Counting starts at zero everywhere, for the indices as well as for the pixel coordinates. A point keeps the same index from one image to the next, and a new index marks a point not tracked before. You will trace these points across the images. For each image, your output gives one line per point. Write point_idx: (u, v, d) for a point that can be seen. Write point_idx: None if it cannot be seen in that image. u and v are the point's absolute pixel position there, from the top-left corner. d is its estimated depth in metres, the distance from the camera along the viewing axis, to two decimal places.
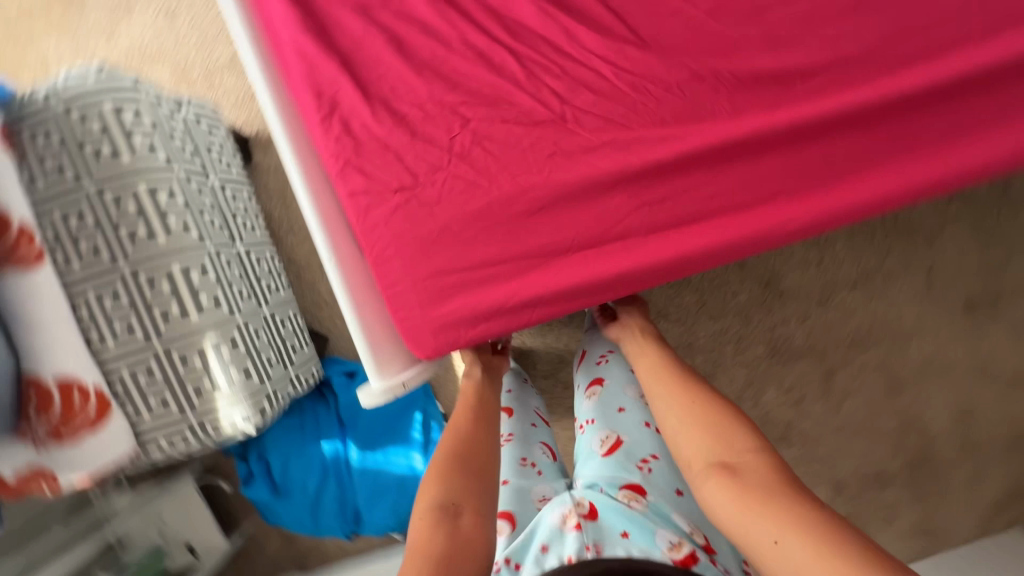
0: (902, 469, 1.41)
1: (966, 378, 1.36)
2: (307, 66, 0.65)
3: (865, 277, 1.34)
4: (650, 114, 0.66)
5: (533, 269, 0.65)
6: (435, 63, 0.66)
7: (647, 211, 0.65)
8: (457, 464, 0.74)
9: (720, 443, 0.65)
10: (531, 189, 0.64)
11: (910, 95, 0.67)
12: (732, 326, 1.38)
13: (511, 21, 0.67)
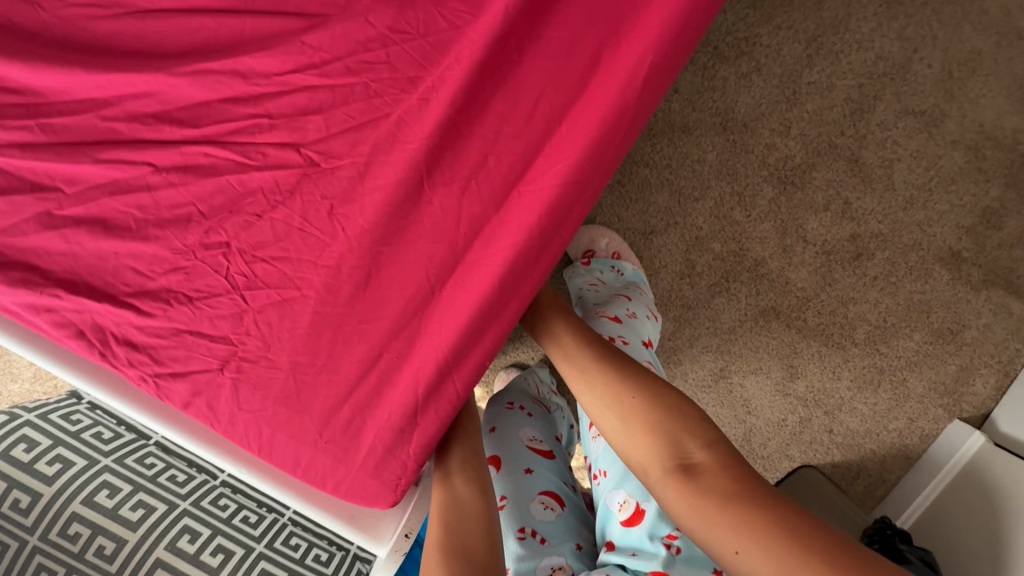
0: (1009, 192, 1.15)
1: (1002, 54, 1.10)
2: (101, 305, 0.63)
3: (814, 41, 1.11)
4: (436, 93, 0.57)
5: (441, 318, 0.58)
6: (240, 205, 0.62)
7: (502, 179, 0.56)
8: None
9: (665, 441, 0.58)
10: (399, 242, 0.59)
11: None
12: (724, 188, 1.17)
13: (231, 108, 0.61)
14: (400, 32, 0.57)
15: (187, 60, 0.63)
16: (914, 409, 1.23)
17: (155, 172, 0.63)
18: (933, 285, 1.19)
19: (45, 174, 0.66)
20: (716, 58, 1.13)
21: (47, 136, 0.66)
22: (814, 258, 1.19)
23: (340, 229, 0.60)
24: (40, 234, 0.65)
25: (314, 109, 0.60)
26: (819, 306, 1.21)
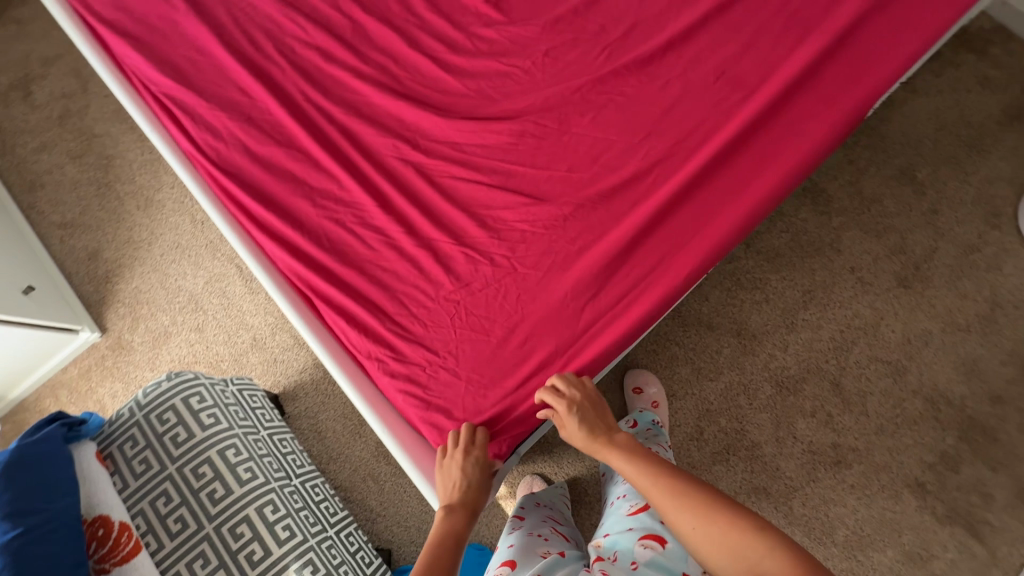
0: (962, 444, 1.44)
1: (949, 339, 1.50)
2: (365, 304, 0.90)
3: (808, 293, 1.57)
4: (559, 241, 0.89)
5: (538, 377, 0.85)
6: (458, 273, 0.90)
7: (591, 300, 0.86)
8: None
9: (734, 545, 0.59)
10: (514, 321, 0.86)
11: (722, 151, 0.89)
12: (734, 377, 1.53)
13: (482, 224, 0.91)
14: (548, 201, 0.91)
15: (450, 188, 0.94)
16: None
17: (420, 244, 0.92)
18: (904, 506, 1.41)
19: (293, 224, 0.95)
20: (737, 286, 1.59)
21: (348, 200, 0.96)
22: (802, 453, 1.46)
23: (465, 300, 0.88)
24: (343, 256, 0.93)
25: (516, 234, 0.90)
26: (803, 498, 1.43)
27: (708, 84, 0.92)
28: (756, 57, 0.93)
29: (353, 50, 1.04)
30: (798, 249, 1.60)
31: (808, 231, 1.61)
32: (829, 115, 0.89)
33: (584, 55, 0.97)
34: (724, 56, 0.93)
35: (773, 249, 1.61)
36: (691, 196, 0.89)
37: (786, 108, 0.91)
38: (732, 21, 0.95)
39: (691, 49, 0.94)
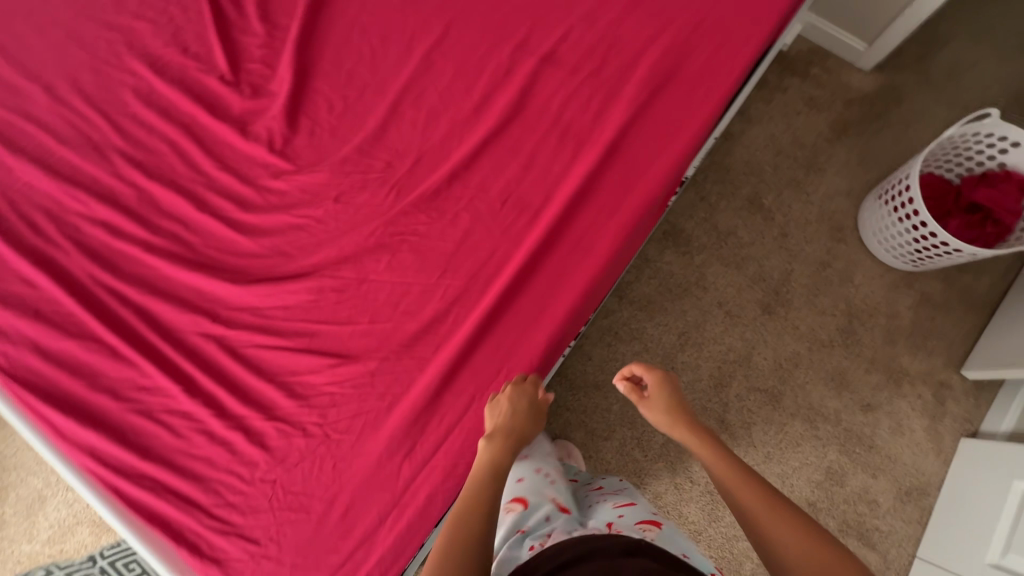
0: (842, 456, 1.51)
1: (816, 357, 1.58)
2: (178, 501, 0.86)
3: (684, 335, 1.62)
4: (369, 399, 0.87)
5: (365, 548, 0.82)
6: (271, 450, 0.87)
7: (408, 455, 0.85)
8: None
9: (766, 501, 0.74)
10: (335, 491, 0.84)
11: (515, 279, 0.90)
12: (627, 432, 1.55)
13: (290, 395, 0.88)
14: (354, 358, 0.89)
15: (254, 359, 0.91)
16: None
17: (229, 427, 0.88)
18: None
19: (95, 426, 0.90)
20: (617, 339, 1.62)
21: (152, 389, 0.92)
22: (701, 496, 1.50)
23: (282, 478, 0.85)
24: (153, 451, 0.89)
25: (326, 400, 0.88)
26: (709, 539, 1.47)
27: (494, 211, 0.93)
28: (535, 177, 0.94)
29: (141, 221, 0.99)
30: (668, 293, 1.65)
31: (674, 273, 1.67)
32: (610, 225, 0.91)
33: (373, 198, 0.96)
34: (506, 182, 0.94)
35: (645, 297, 1.65)
36: (492, 330, 0.89)
37: (571, 224, 0.92)
38: (509, 146, 0.96)
39: (474, 179, 0.95)
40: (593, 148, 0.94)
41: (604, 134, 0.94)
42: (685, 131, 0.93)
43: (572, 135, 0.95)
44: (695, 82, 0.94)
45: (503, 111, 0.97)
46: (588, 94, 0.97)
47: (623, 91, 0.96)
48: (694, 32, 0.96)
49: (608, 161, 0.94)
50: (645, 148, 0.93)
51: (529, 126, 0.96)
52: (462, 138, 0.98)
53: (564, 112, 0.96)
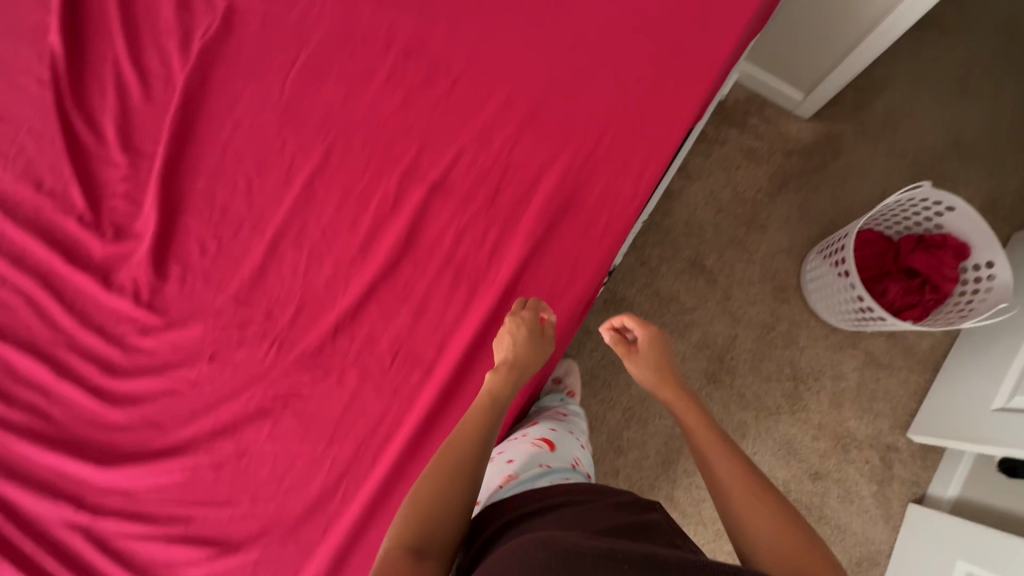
0: None
1: (763, 426, 1.55)
2: None
3: (629, 410, 1.56)
4: None
5: None
6: None
7: None
8: (437, 512, 0.64)
9: (742, 479, 0.75)
10: None
11: (408, 446, 0.82)
12: None
13: None
14: (233, 547, 0.81)
15: (123, 552, 0.82)
16: None
17: None
18: None
19: None
20: None
21: None
22: None
23: None
24: None
25: None
26: None
27: (385, 367, 0.85)
28: (428, 326, 0.86)
29: None
30: (611, 365, 1.59)
31: (616, 344, 1.60)
32: None
33: (252, 355, 0.87)
34: (397, 332, 0.86)
35: (587, 372, 1.59)
36: (386, 503, 0.82)
37: (468, 377, 0.85)
38: (399, 289, 0.88)
39: (362, 330, 0.87)
40: (489, 290, 0.86)
41: (500, 274, 0.87)
42: (585, 268, 0.87)
43: (466, 275, 0.87)
44: (594, 214, 0.89)
45: (391, 249, 0.89)
46: (482, 227, 0.89)
47: (520, 223, 0.88)
48: (592, 158, 0.90)
49: (506, 304, 0.86)
50: (544, 288, 0.86)
51: (420, 266, 0.88)
52: (347, 281, 0.89)
53: (457, 248, 0.88)
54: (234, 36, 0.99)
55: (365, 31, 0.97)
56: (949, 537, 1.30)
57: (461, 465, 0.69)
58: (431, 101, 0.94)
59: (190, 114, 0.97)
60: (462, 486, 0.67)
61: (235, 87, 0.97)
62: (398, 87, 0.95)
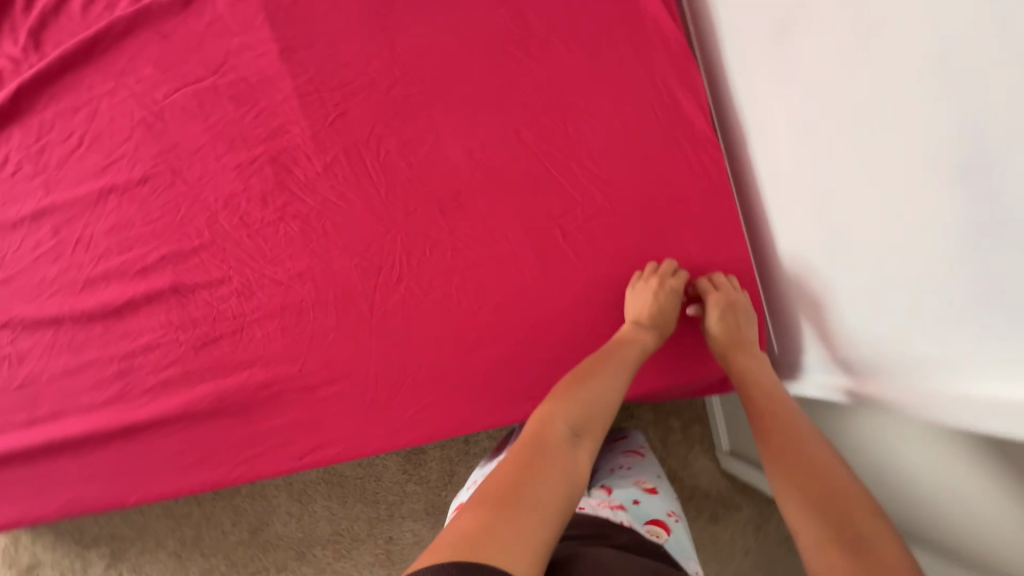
0: None
1: None
2: None
3: (336, 537, 1.54)
4: None
5: None
6: None
7: None
8: (573, 404, 0.63)
9: (799, 448, 0.61)
10: None
11: None
12: (220, 568, 1.54)
13: None
14: None
15: None
16: None
17: None
18: None
19: None
20: (284, 490, 1.56)
21: None
22: None
23: None
24: None
25: None
26: None
27: (8, 389, 0.84)
28: (65, 393, 0.84)
29: None
30: (359, 490, 1.55)
31: (379, 478, 1.56)
32: (74, 492, 0.81)
33: None
34: (41, 373, 0.85)
35: (338, 477, 1.56)
36: None
37: (47, 459, 0.82)
38: (77, 342, 0.85)
39: (24, 344, 0.86)
40: (126, 414, 0.82)
41: (146, 410, 0.82)
42: (210, 471, 0.81)
43: (128, 384, 0.83)
44: (262, 436, 0.81)
45: (100, 305, 0.85)
46: (177, 358, 0.84)
47: (202, 384, 0.82)
48: (306, 390, 0.81)
49: (129, 436, 0.82)
50: (166, 452, 0.81)
51: (109, 340, 0.85)
52: (53, 297, 0.87)
53: (144, 356, 0.84)
54: (181, 17, 0.94)
55: (266, 106, 0.89)
56: None
57: (601, 375, 0.68)
58: (249, 216, 0.87)
59: (88, 52, 0.93)
60: (598, 397, 0.65)
61: (140, 62, 0.93)
62: (241, 180, 0.88)
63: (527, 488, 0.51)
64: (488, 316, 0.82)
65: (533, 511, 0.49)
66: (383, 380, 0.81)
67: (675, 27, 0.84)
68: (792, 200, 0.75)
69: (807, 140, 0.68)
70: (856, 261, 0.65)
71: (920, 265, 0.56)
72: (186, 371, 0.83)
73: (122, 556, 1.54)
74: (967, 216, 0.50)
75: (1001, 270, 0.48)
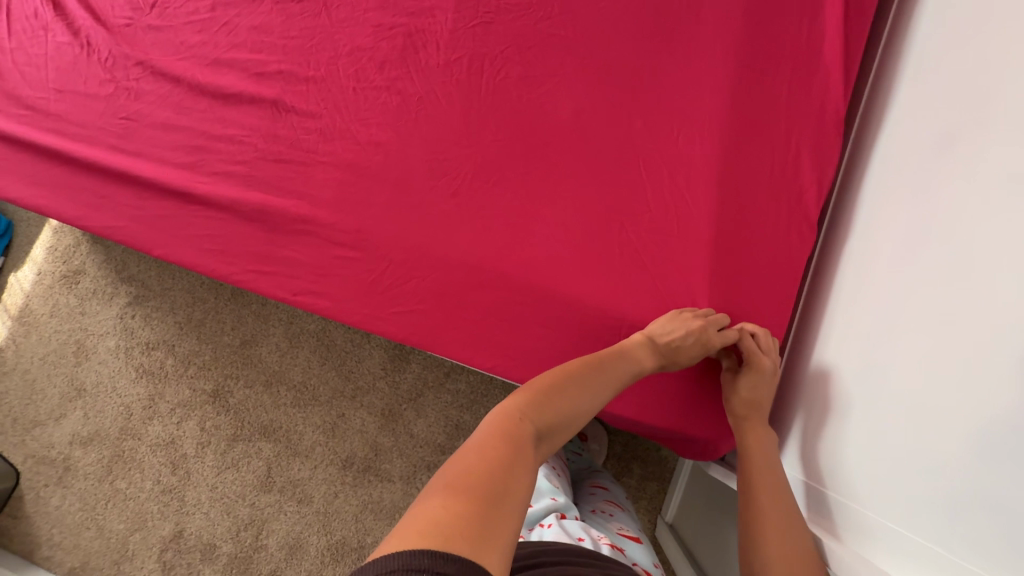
0: (225, 558, 1.61)
1: (311, 521, 1.61)
2: None
3: (302, 387, 1.68)
4: None
5: None
6: None
7: None
8: (541, 401, 0.61)
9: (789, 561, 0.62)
10: None
11: (54, 148, 0.95)
12: (204, 356, 1.72)
13: None
14: None
15: None
16: (61, 550, 1.67)
17: None
18: (156, 526, 1.65)
19: None
20: (283, 325, 1.71)
21: None
22: (166, 435, 1.70)
23: None
24: None
25: None
26: (134, 447, 1.70)
27: (117, 114, 0.96)
28: (154, 140, 0.95)
29: None
30: (340, 360, 1.67)
31: (362, 361, 1.67)
32: (122, 220, 0.93)
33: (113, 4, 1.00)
34: (145, 115, 0.96)
35: (328, 340, 1.69)
36: (14, 146, 0.97)
37: (116, 184, 0.94)
38: (182, 105, 0.95)
39: (144, 85, 0.97)
40: (188, 183, 0.92)
41: (204, 188, 0.91)
42: (226, 263, 0.90)
43: (202, 160, 0.93)
44: (277, 260, 0.88)
45: (213, 85, 0.94)
46: (248, 160, 0.92)
47: (255, 192, 0.90)
48: (330, 243, 0.87)
49: (182, 201, 0.92)
50: (201, 230, 0.91)
51: (205, 117, 0.94)
52: (182, 58, 0.97)
53: (225, 144, 0.93)
54: None
55: None
56: None
57: (592, 381, 0.66)
58: (364, 72, 0.92)
59: None
60: (578, 403, 0.63)
61: None
62: (372, 38, 0.92)
63: (495, 479, 0.50)
64: (509, 266, 0.83)
65: (501, 505, 0.48)
66: (393, 270, 0.85)
67: (843, 91, 0.75)
68: (846, 322, 0.71)
69: (893, 274, 0.64)
70: (873, 412, 0.62)
71: (932, 447, 0.54)
72: (249, 174, 0.91)
73: (141, 302, 1.75)
74: (1000, 412, 0.48)
75: (1003, 485, 0.46)
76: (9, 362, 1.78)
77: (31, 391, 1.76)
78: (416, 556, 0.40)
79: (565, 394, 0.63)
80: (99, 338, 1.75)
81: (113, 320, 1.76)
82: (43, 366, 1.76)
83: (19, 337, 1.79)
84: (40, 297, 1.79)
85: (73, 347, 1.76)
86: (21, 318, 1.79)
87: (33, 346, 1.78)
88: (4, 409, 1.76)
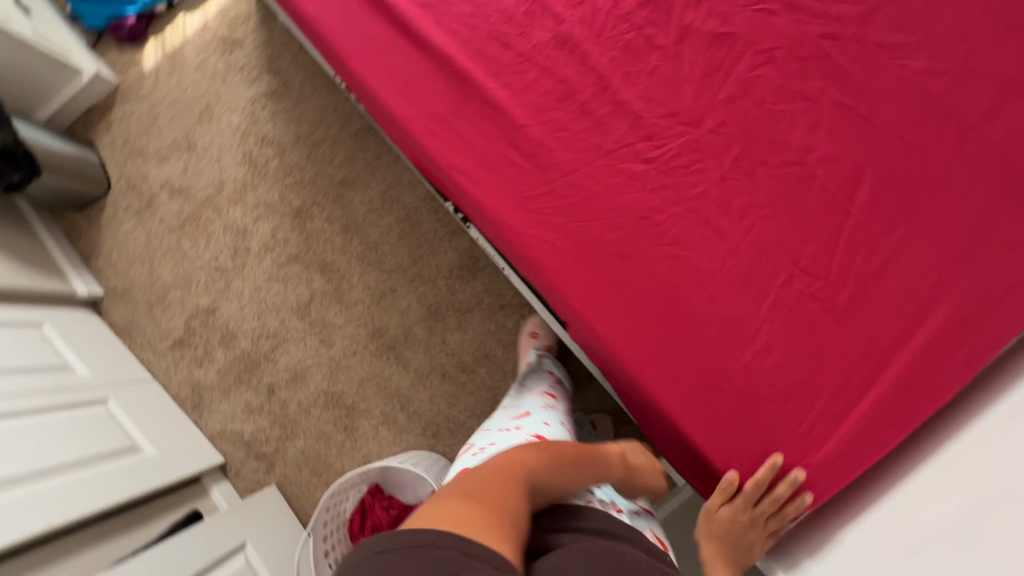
0: (238, 351, 1.73)
1: (323, 362, 1.70)
2: None
3: (372, 246, 1.73)
4: None
5: None
6: None
7: None
8: (538, 457, 0.69)
9: None
10: None
11: None
12: (305, 175, 1.78)
13: None
14: None
15: None
16: (114, 270, 1.81)
17: None
18: (196, 294, 1.76)
19: None
20: (384, 185, 1.74)
21: None
22: (241, 222, 1.78)
23: None
24: None
25: None
26: (209, 218, 1.80)
27: None
28: None
29: None
30: (416, 242, 1.71)
31: (435, 254, 1.70)
32: (342, 26, 0.96)
33: None
34: None
35: (415, 220, 1.72)
36: None
37: None
38: None
39: None
40: (415, 21, 0.93)
41: (426, 33, 0.93)
42: (411, 109, 0.92)
43: (436, 6, 0.94)
44: (456, 129, 0.90)
45: None
46: (477, 28, 0.92)
47: (467, 59, 0.91)
48: (510, 140, 0.88)
49: (402, 37, 0.94)
50: (404, 71, 0.93)
51: None
52: None
53: (464, 2, 0.93)
54: None
55: None
56: (96, 465, 1.36)
57: (575, 456, 0.75)
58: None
59: None
60: (564, 469, 0.71)
61: None
62: None
63: (494, 494, 0.56)
64: (659, 247, 0.82)
65: (503, 514, 0.54)
66: (552, 193, 0.86)
67: None
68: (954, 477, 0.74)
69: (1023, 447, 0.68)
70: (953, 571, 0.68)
71: None
72: (471, 41, 0.92)
73: (276, 98, 1.81)
74: None
75: None
76: (145, 88, 1.87)
77: (150, 124, 1.85)
78: (434, 533, 0.46)
79: (554, 455, 0.71)
80: (226, 110, 1.83)
81: (246, 100, 1.82)
82: (170, 108, 1.85)
83: (162, 72, 1.87)
84: (195, 47, 1.86)
85: (202, 106, 1.84)
86: (171, 57, 1.87)
87: (170, 87, 1.86)
88: (122, 127, 1.86)
